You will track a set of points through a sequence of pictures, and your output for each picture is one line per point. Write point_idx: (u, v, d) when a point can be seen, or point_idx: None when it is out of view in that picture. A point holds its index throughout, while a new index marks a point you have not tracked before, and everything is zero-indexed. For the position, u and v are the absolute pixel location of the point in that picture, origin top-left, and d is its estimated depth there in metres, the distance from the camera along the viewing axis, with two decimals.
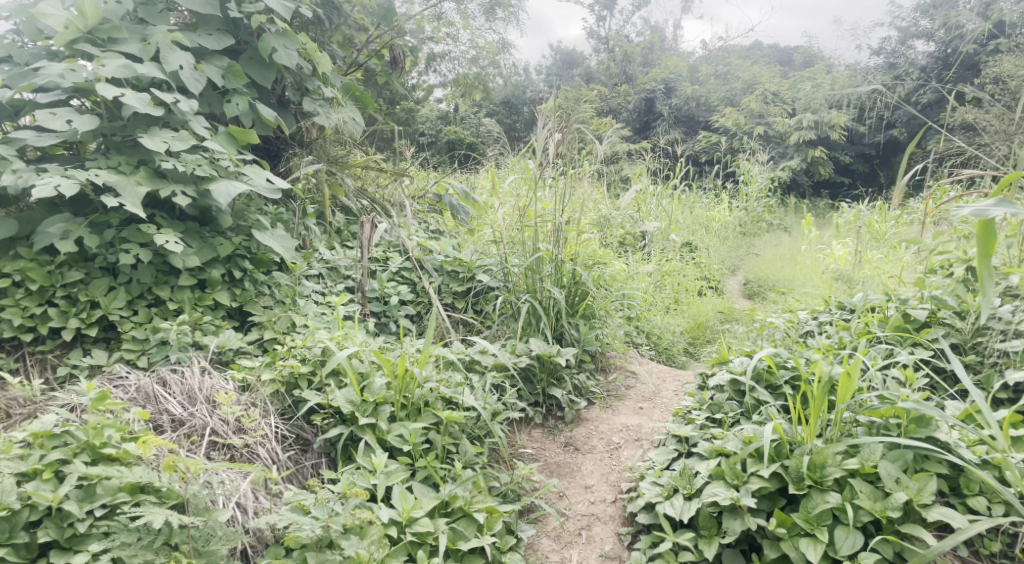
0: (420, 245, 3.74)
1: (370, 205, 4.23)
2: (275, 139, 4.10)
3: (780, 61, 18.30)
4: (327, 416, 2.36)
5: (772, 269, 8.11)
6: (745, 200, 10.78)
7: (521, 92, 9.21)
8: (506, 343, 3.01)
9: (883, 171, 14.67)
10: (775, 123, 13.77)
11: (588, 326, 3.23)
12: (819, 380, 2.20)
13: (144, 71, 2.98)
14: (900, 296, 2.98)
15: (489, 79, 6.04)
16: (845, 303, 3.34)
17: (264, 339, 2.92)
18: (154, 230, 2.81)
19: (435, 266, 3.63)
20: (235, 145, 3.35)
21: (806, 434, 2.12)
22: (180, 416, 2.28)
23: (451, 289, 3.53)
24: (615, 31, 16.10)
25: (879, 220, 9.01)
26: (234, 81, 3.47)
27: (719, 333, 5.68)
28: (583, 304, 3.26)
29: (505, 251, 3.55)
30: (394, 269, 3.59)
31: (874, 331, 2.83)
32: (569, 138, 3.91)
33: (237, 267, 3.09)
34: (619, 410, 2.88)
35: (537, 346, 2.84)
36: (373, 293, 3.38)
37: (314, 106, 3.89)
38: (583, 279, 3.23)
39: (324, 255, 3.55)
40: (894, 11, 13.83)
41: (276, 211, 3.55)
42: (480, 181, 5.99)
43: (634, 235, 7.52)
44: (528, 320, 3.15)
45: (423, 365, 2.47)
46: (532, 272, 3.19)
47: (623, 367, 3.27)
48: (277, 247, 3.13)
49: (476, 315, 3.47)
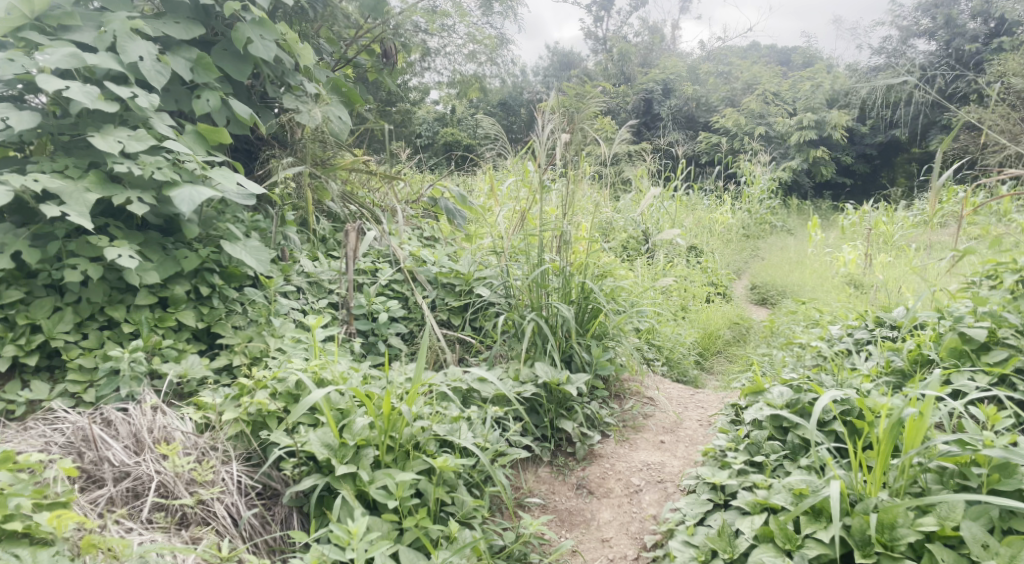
0: (413, 255, 3.41)
1: (358, 210, 3.89)
2: (254, 140, 3.75)
3: (778, 60, 18.04)
4: (300, 463, 2.01)
5: (779, 273, 7.81)
6: (748, 202, 10.47)
7: (517, 93, 8.88)
8: (508, 368, 2.68)
9: (886, 172, 14.40)
10: (776, 123, 13.42)
11: (601, 347, 2.88)
12: (883, 419, 1.85)
13: (95, 62, 2.64)
14: (952, 312, 2.63)
15: (485, 76, 5.70)
16: (886, 319, 3.01)
17: (234, 365, 2.59)
18: (105, 243, 2.47)
19: (429, 278, 3.30)
20: (204, 145, 3.01)
21: (871, 485, 1.76)
22: (123, 465, 1.95)
23: (447, 304, 3.21)
24: (612, 31, 15.76)
25: (886, 223, 8.75)
26: (204, 74, 3.12)
27: (730, 343, 5.37)
28: (595, 321, 2.91)
29: (508, 262, 3.21)
30: (384, 282, 3.26)
31: (926, 353, 2.49)
32: (573, 138, 3.58)
33: (204, 283, 2.75)
34: (638, 445, 2.53)
35: (545, 373, 2.50)
36: (360, 310, 3.04)
37: (296, 103, 3.53)
38: (594, 294, 2.89)
39: (306, 268, 3.21)
40: (895, 8, 13.54)
41: (252, 219, 3.20)
42: (477, 184, 5.66)
43: (636, 238, 7.19)
44: (533, 340, 2.80)
45: (413, 400, 2.12)
46: (537, 286, 2.84)
47: (639, 393, 2.90)
48: (249, 261, 2.78)
49: (474, 334, 3.15)
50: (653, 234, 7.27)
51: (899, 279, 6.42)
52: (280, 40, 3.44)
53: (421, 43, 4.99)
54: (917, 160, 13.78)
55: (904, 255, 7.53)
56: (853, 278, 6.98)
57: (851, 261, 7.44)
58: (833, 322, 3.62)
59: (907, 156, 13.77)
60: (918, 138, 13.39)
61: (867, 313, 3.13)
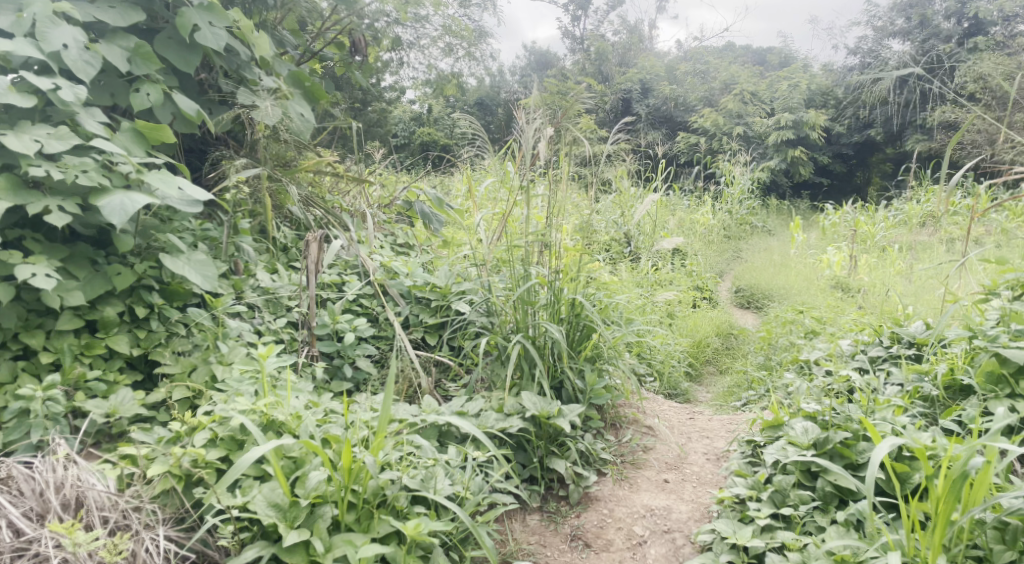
0: (383, 266, 3.10)
1: (323, 216, 3.49)
2: (206, 139, 3.39)
3: (754, 60, 18.01)
4: (241, 529, 1.69)
5: (764, 275, 7.60)
6: (729, 202, 10.26)
7: (493, 91, 8.55)
8: (490, 397, 2.38)
9: (862, 172, 14.43)
10: (754, 123, 13.29)
11: (595, 371, 2.57)
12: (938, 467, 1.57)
13: (8, 49, 2.27)
14: (987, 329, 2.34)
15: (462, 73, 5.38)
16: (902, 335, 2.74)
17: (173, 401, 2.26)
18: (18, 260, 2.12)
19: (402, 292, 3.00)
20: (144, 144, 2.65)
21: (930, 552, 1.48)
22: (22, 536, 1.62)
23: (422, 321, 2.92)
24: (589, 29, 15.46)
25: (868, 223, 8.62)
26: (143, 65, 2.76)
27: (719, 351, 5.13)
28: (588, 342, 2.61)
29: (489, 275, 2.90)
30: (352, 297, 2.96)
31: (959, 377, 2.21)
32: (558, 137, 3.26)
33: (141, 303, 2.41)
34: (639, 486, 2.22)
35: (533, 405, 2.20)
36: (324, 330, 2.73)
37: (252, 98, 3.18)
38: (586, 310, 2.58)
39: (262, 282, 2.87)
40: (871, 9, 13.54)
41: (201, 228, 2.86)
42: (454, 185, 5.35)
43: (619, 241, 6.92)
44: (518, 365, 2.49)
45: (378, 447, 1.80)
46: (523, 303, 2.52)
47: (637, 421, 2.59)
48: (193, 277, 2.44)
49: (452, 354, 2.85)
50: (636, 237, 7.02)
51: (886, 283, 6.27)
52: (232, 28, 3.07)
53: (393, 36, 4.66)
54: (892, 160, 13.82)
55: (888, 255, 7.39)
56: (839, 281, 6.82)
57: (836, 263, 7.29)
58: (838, 337, 3.38)
59: (881, 156, 13.81)
60: (893, 138, 13.42)
61: (882, 328, 2.87)
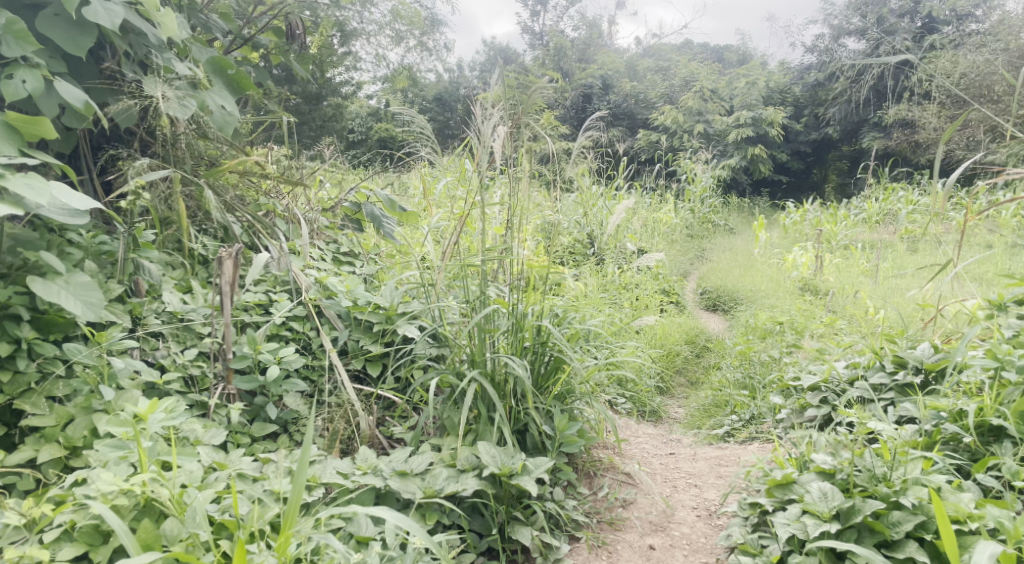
0: (319, 283, 2.68)
1: (252, 224, 3.06)
2: (109, 135, 2.91)
3: (713, 57, 17.95)
4: None
5: (730, 276, 7.38)
6: (690, 201, 10.06)
7: (450, 86, 8.14)
8: (440, 447, 2.00)
9: (818, 169, 14.45)
10: (714, 121, 13.15)
11: (563, 410, 2.20)
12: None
13: None
14: (1015, 358, 2.03)
15: (415, 65, 4.96)
16: (908, 360, 2.42)
17: (40, 462, 1.82)
18: None
19: (340, 313, 2.60)
20: (16, 141, 2.15)
21: None
22: None
23: (364, 350, 2.53)
24: (549, 25, 15.12)
25: (830, 222, 8.51)
26: (17, 46, 2.24)
27: (688, 361, 4.83)
28: (557, 376, 2.23)
29: (441, 294, 2.51)
30: (281, 320, 2.53)
31: (989, 418, 1.87)
32: (520, 132, 2.89)
33: (4, 337, 1.94)
34: (620, 556, 1.86)
35: (492, 459, 1.85)
36: (242, 363, 2.31)
37: (161, 87, 2.70)
38: (554, 337, 2.20)
39: (169, 305, 2.42)
40: (828, 7, 13.56)
41: (94, 240, 2.40)
42: (405, 186, 4.93)
43: (582, 243, 6.60)
44: (474, 405, 2.11)
45: (286, 545, 1.42)
46: (480, 331, 2.13)
47: (614, 466, 2.23)
48: (70, 306, 1.97)
49: (398, 388, 2.47)
50: (599, 237, 6.69)
51: (854, 285, 6.09)
52: (134, 3, 2.58)
53: (336, 22, 4.21)
54: (849, 157, 13.87)
55: (853, 256, 7.25)
56: (806, 282, 6.62)
57: (802, 264, 7.10)
58: (827, 356, 3.07)
59: (838, 154, 13.86)
60: (849, 136, 13.47)
61: (882, 350, 2.56)
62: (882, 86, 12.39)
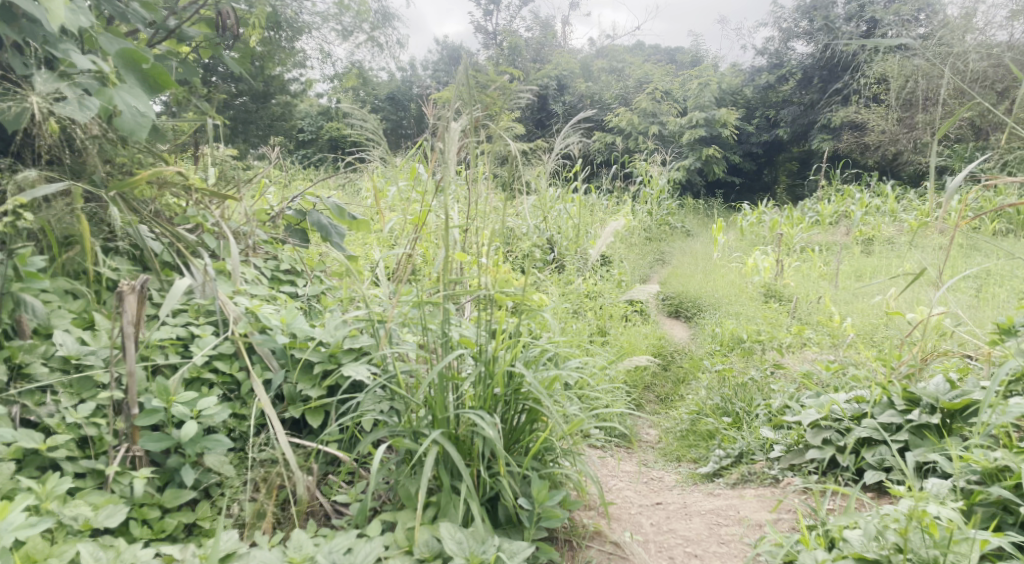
0: (250, 313, 2.27)
1: (172, 242, 2.62)
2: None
3: (664, 58, 17.90)
4: None
5: (692, 281, 7.13)
6: (647, 203, 9.84)
7: (401, 85, 7.71)
8: (396, 525, 1.65)
9: (769, 170, 14.42)
10: (668, 122, 12.88)
11: (541, 472, 1.86)
12: None
13: None
14: None
15: (365, 62, 4.54)
16: (921, 397, 2.17)
17: None
18: None
19: (275, 351, 2.20)
20: None
21: None
22: None
23: (303, 395, 2.15)
24: (502, 24, 14.71)
25: (786, 224, 8.40)
26: None
27: (655, 374, 4.55)
28: (533, 430, 1.90)
29: (394, 328, 2.13)
30: (203, 358, 2.11)
31: None
32: (484, 136, 2.53)
33: None
34: None
35: (459, 547, 1.53)
36: (151, 417, 1.90)
37: (58, 84, 2.24)
38: (529, 382, 1.86)
39: (58, 346, 1.97)
40: (777, 10, 13.67)
41: None
42: (349, 190, 4.49)
43: (541, 248, 6.25)
44: (436, 468, 1.76)
45: None
46: (442, 379, 1.78)
47: (600, 533, 1.91)
48: None
49: (345, 441, 2.10)
50: (559, 243, 6.41)
51: (818, 291, 5.92)
52: None
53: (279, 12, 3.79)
54: (799, 158, 13.97)
55: (811, 259, 7.13)
56: (770, 289, 6.31)
57: (765, 270, 6.80)
58: (817, 383, 2.81)
59: (788, 155, 13.92)
60: (799, 137, 13.52)
61: (888, 383, 2.32)
62: (830, 88, 12.51)
